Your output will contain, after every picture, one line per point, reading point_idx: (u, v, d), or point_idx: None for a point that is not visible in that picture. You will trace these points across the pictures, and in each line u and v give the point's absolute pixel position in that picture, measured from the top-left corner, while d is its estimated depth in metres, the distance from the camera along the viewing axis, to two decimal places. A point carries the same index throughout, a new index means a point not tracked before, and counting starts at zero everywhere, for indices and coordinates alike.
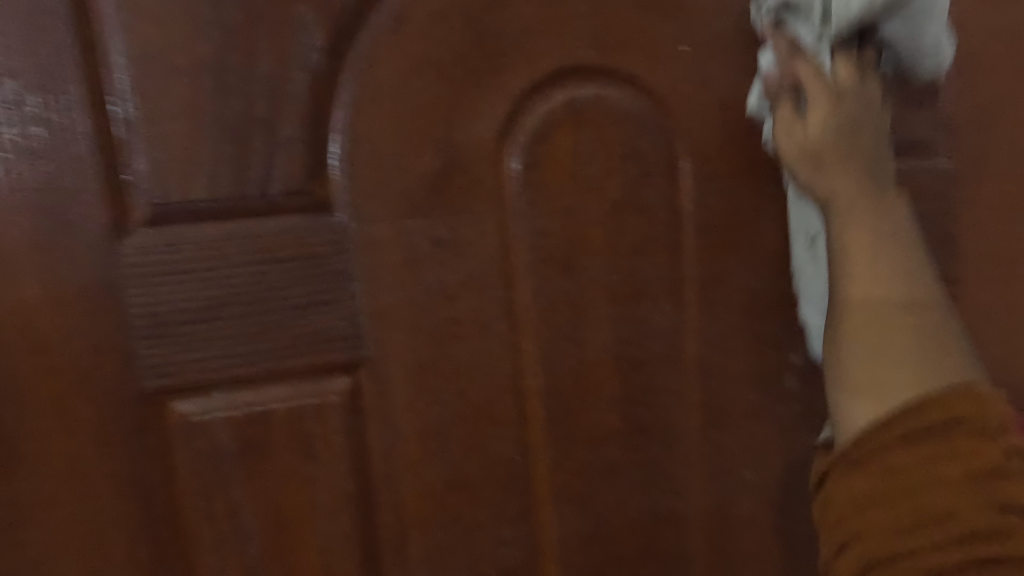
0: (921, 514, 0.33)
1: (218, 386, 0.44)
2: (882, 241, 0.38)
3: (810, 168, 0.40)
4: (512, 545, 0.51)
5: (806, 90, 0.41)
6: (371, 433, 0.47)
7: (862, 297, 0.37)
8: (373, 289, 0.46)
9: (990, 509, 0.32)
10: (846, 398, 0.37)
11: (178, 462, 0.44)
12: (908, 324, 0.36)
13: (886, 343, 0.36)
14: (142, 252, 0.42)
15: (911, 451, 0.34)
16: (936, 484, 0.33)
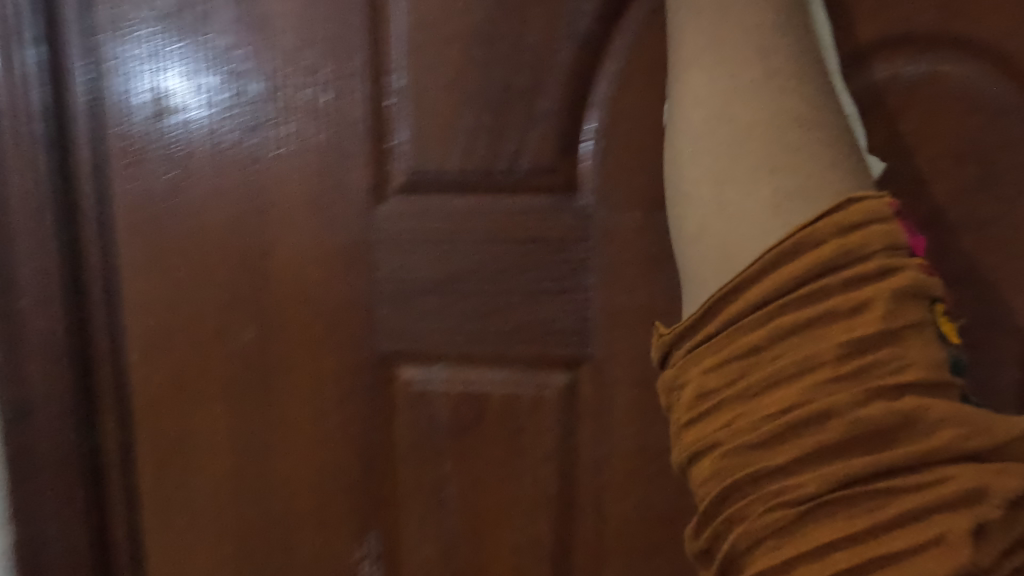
0: (786, 407, 0.25)
1: (442, 359, 0.44)
2: (757, 69, 0.30)
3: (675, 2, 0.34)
4: None
5: None
6: (585, 438, 0.43)
7: (710, 152, 0.30)
8: (610, 284, 0.41)
9: (873, 398, 0.25)
10: (697, 262, 0.30)
11: (397, 428, 0.45)
12: (784, 172, 0.28)
13: (738, 186, 0.29)
14: (396, 220, 0.43)
15: (782, 341, 0.26)
16: (775, 369, 0.26)
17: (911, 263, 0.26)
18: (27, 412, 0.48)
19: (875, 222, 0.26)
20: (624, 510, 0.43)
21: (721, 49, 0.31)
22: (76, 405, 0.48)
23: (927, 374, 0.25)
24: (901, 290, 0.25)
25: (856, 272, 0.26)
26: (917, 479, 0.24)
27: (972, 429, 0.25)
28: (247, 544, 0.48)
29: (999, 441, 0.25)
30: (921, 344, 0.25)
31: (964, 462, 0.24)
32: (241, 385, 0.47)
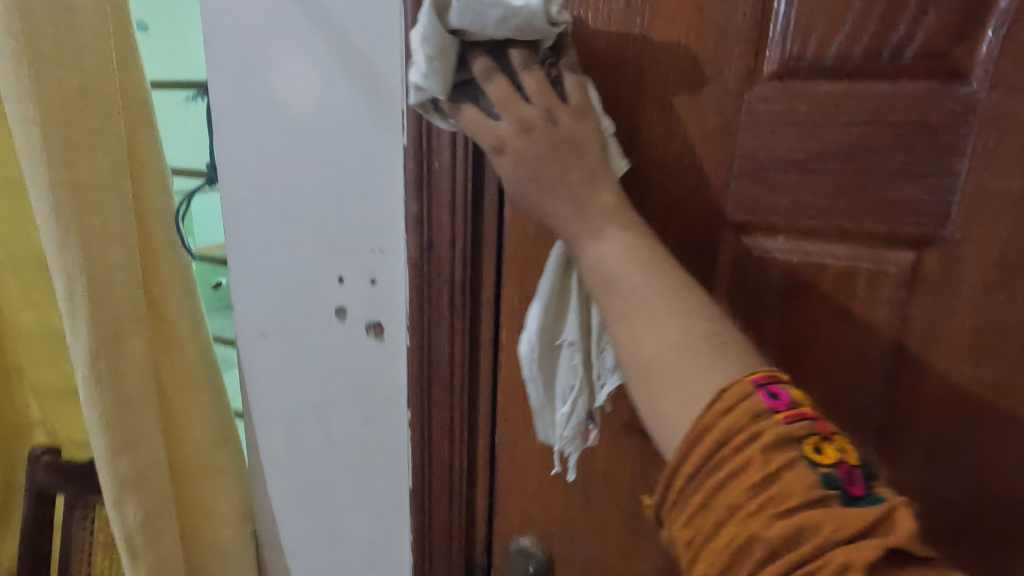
0: (728, 521, 0.37)
1: (785, 231, 0.51)
2: (643, 279, 0.44)
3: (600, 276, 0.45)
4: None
5: (553, 109, 0.46)
6: (919, 310, 0.49)
7: (663, 371, 0.41)
8: (982, 170, 0.44)
9: (770, 506, 0.35)
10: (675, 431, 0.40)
11: (725, 287, 0.53)
12: (696, 389, 0.40)
13: (686, 376, 0.40)
14: (761, 102, 0.48)
15: (711, 480, 0.38)
16: (711, 493, 0.38)
17: (772, 418, 0.37)
18: (432, 251, 0.63)
19: (744, 396, 0.38)
20: (945, 381, 0.49)
21: (628, 289, 0.44)
22: (468, 249, 0.63)
23: (805, 494, 0.35)
24: (774, 442, 0.36)
25: (743, 429, 0.37)
26: (808, 553, 0.34)
27: (843, 522, 0.35)
28: None
29: (864, 524, 0.34)
30: (794, 472, 0.36)
31: (836, 541, 0.34)
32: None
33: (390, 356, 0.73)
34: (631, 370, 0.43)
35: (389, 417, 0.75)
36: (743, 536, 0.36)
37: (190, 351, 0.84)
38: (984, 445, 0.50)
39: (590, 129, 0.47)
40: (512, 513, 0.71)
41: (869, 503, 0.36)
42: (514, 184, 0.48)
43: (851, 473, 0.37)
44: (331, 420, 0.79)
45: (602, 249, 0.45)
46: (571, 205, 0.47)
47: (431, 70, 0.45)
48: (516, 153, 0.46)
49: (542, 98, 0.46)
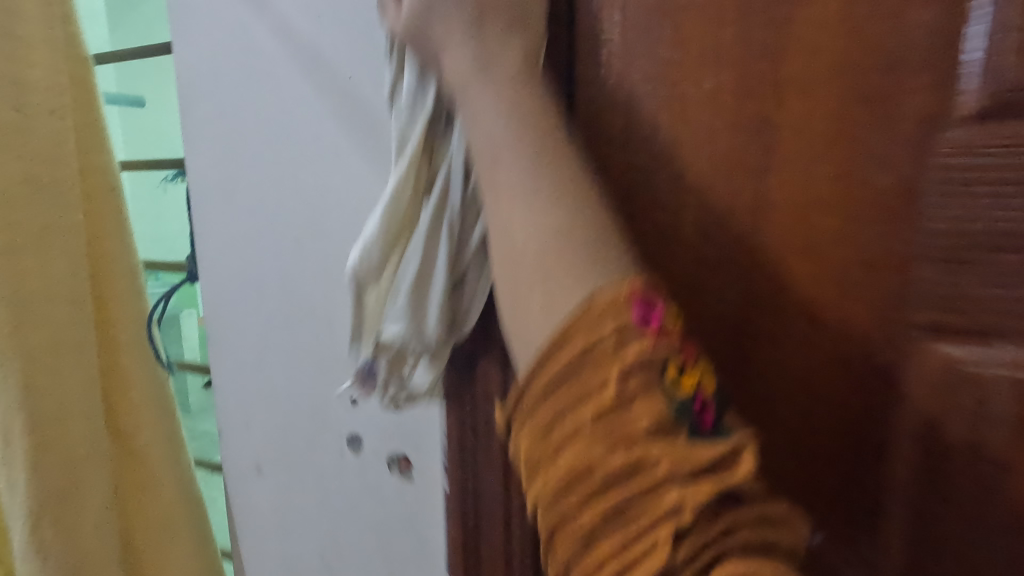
0: (568, 468, 0.28)
1: (1012, 338, 0.35)
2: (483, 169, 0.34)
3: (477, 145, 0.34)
4: None
5: None
6: None
7: (529, 268, 0.31)
8: None
9: (580, 429, 0.28)
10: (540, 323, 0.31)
11: (927, 420, 0.38)
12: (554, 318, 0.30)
13: (529, 283, 0.31)
14: (961, 155, 0.35)
15: (550, 408, 0.29)
16: (602, 453, 0.27)
17: (637, 342, 0.28)
18: (478, 368, 0.48)
19: (608, 295, 0.29)
20: None
21: (506, 195, 0.33)
22: None
23: (654, 420, 0.28)
24: (631, 368, 0.28)
25: (592, 355, 0.29)
26: (647, 487, 0.27)
27: (687, 455, 0.27)
28: None
29: (721, 475, 0.28)
30: (645, 397, 0.28)
31: (680, 484, 0.27)
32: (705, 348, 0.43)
33: (421, 501, 0.55)
34: (500, 259, 0.33)
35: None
36: (586, 481, 0.28)
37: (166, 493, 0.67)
38: None
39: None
40: None
41: (715, 436, 0.29)
42: (427, 17, 0.36)
43: (708, 407, 0.29)
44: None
45: (482, 106, 0.34)
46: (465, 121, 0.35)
47: None
48: None
49: None
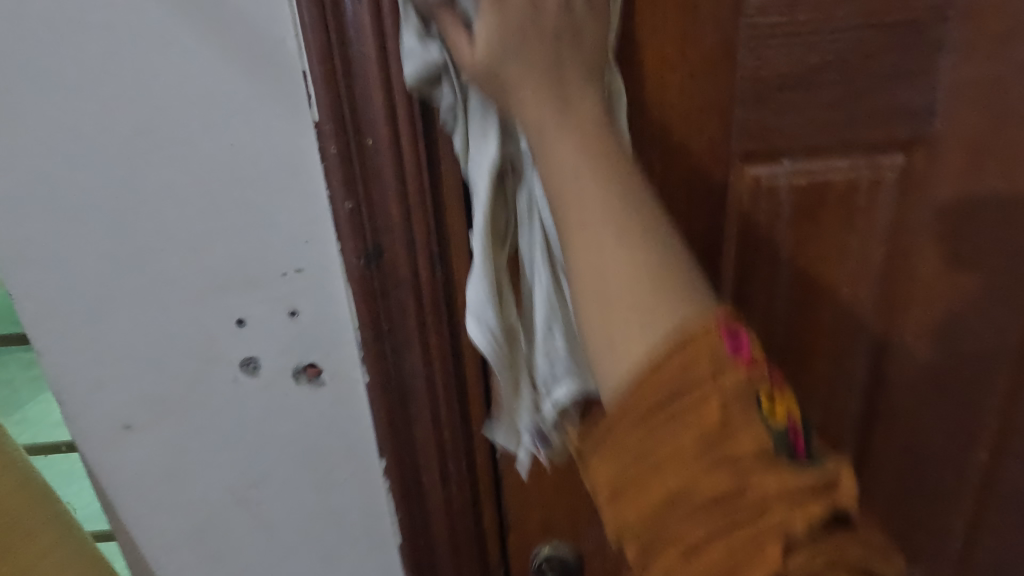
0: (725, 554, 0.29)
1: (790, 154, 0.48)
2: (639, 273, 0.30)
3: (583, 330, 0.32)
4: (1007, 331, 0.54)
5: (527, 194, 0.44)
6: (912, 208, 0.50)
7: (626, 425, 0.30)
8: (962, 63, 0.45)
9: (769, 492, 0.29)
10: (613, 363, 0.30)
11: (740, 223, 0.51)
12: (643, 505, 0.31)
13: (642, 460, 0.30)
14: (761, 15, 0.43)
15: (708, 542, 0.29)
16: (745, 524, 0.29)
17: (812, 494, 0.29)
18: (384, 257, 0.49)
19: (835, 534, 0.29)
20: (937, 265, 0.52)
21: (628, 347, 0.30)
22: (433, 245, 0.49)
23: (807, 523, 0.28)
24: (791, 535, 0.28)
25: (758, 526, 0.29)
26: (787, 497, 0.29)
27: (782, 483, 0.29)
28: None
29: (839, 503, 0.29)
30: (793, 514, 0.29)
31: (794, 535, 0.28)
32: None
33: (340, 404, 0.55)
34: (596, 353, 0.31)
35: (350, 476, 0.58)
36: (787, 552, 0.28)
37: (6, 482, 0.55)
38: (970, 318, 0.54)
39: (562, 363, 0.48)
40: (529, 523, 0.62)
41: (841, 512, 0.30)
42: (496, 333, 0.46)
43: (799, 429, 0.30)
44: (267, 499, 0.60)
45: (608, 359, 0.31)
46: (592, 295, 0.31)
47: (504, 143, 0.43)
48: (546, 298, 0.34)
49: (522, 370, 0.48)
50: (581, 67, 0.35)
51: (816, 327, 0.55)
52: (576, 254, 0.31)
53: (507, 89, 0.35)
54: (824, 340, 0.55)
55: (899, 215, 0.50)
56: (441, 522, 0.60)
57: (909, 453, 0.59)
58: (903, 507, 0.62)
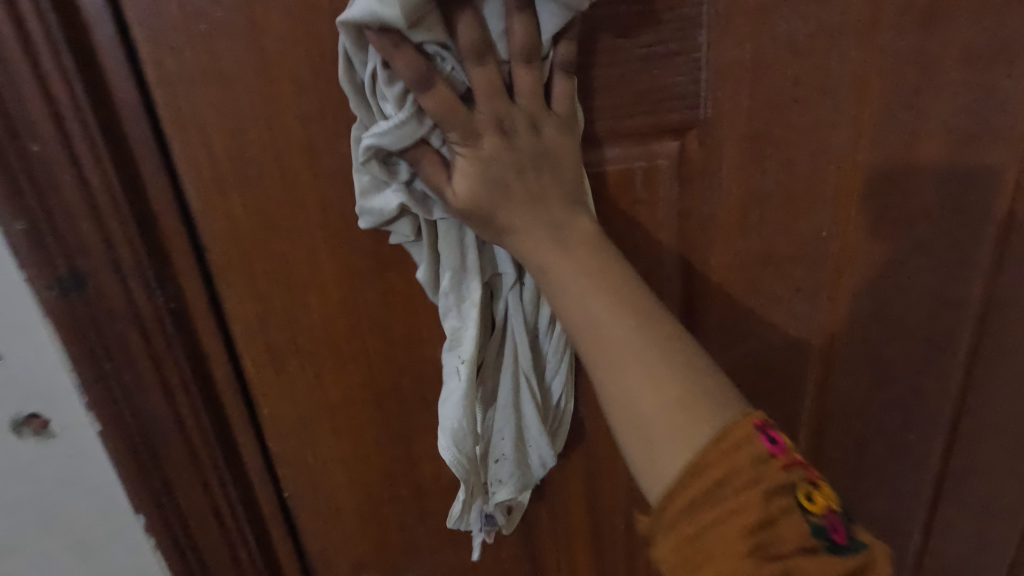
0: (728, 509, 0.30)
1: None
2: (594, 288, 0.35)
3: (536, 268, 0.36)
4: (804, 319, 0.53)
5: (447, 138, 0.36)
6: (696, 198, 0.46)
7: (653, 431, 0.32)
8: (720, 42, 0.41)
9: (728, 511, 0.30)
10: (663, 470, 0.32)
11: None
12: (670, 431, 0.31)
13: (665, 444, 0.32)
14: None
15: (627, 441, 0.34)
16: (714, 499, 0.30)
17: (780, 469, 0.30)
18: (87, 286, 0.41)
19: (791, 521, 0.30)
20: (728, 259, 0.49)
21: (558, 275, 0.35)
22: (147, 267, 0.41)
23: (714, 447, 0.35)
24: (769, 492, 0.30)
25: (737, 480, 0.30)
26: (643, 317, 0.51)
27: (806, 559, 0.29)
28: (376, 374, 0.48)
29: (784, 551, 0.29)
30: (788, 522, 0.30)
31: (775, 550, 0.29)
32: (324, 204, 0.42)
33: (80, 457, 0.47)
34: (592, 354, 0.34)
35: (112, 534, 0.50)
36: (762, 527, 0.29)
37: None
38: (770, 309, 0.52)
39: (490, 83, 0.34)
40: (339, 565, 0.56)
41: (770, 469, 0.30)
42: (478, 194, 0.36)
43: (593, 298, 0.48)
44: (15, 574, 0.51)
45: (579, 312, 0.35)
46: (540, 219, 0.36)
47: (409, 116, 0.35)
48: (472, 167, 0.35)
49: (475, 119, 0.35)
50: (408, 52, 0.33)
51: None
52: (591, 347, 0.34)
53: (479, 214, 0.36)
54: None
55: (684, 206, 0.47)
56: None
57: None
58: None
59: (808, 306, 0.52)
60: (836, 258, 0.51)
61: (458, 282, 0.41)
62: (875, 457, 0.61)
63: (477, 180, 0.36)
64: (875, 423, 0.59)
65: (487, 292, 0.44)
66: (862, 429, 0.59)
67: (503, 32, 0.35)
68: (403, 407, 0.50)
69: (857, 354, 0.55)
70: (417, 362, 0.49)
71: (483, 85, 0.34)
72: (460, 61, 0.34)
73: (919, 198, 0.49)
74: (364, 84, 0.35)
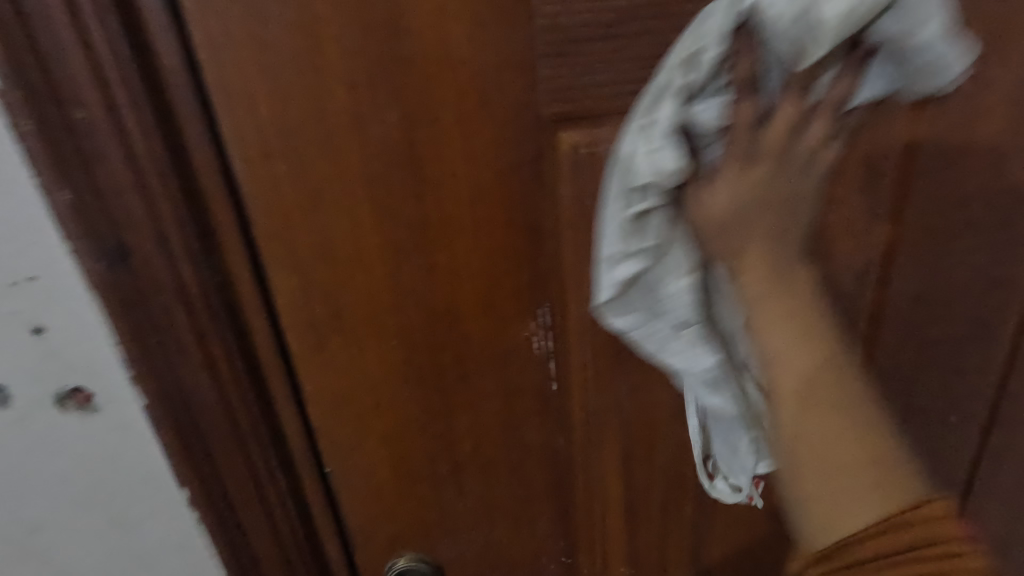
0: (908, 541, 0.36)
1: (608, 117, 0.42)
2: (818, 354, 0.35)
3: (755, 329, 0.35)
4: (851, 296, 0.51)
5: (743, 166, 0.33)
6: None
7: (822, 489, 0.36)
8: None
9: (896, 537, 0.36)
10: (810, 510, 0.37)
11: (560, 199, 0.44)
12: (860, 492, 0.36)
13: (845, 503, 0.36)
14: None
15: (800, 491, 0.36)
16: (896, 539, 0.36)
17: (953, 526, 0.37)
18: (132, 258, 0.40)
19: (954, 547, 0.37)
20: None
21: (777, 310, 0.35)
22: (193, 239, 0.40)
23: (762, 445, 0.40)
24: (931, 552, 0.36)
25: (908, 522, 0.36)
26: None
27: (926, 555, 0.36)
28: (418, 351, 0.48)
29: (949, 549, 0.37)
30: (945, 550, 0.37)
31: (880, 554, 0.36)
32: (371, 178, 0.41)
33: (120, 431, 0.46)
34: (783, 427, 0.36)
35: (151, 510, 0.50)
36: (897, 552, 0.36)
37: None
38: (816, 287, 0.50)
39: (741, 115, 0.32)
40: (375, 540, 0.56)
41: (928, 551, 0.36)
42: (708, 232, 0.35)
43: None
44: (58, 544, 0.51)
45: (785, 363, 0.35)
46: (783, 249, 0.35)
47: (720, 122, 0.33)
48: (733, 202, 0.34)
49: (726, 162, 0.33)
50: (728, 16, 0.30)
51: None
52: (786, 411, 0.36)
53: (705, 239, 0.35)
54: None
55: None
56: (268, 550, 0.52)
57: None
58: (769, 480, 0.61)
59: (855, 284, 0.51)
60: (888, 236, 0.49)
61: (661, 305, 0.39)
62: (914, 438, 0.60)
63: (738, 196, 0.34)
64: (913, 402, 0.58)
65: (701, 283, 0.38)
66: (900, 408, 0.58)
67: (831, 78, 0.31)
68: (444, 385, 0.49)
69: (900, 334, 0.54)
70: (459, 341, 0.48)
71: (747, 117, 0.32)
72: (773, 100, 0.32)
73: (977, 173, 0.47)
74: (692, 86, 0.32)
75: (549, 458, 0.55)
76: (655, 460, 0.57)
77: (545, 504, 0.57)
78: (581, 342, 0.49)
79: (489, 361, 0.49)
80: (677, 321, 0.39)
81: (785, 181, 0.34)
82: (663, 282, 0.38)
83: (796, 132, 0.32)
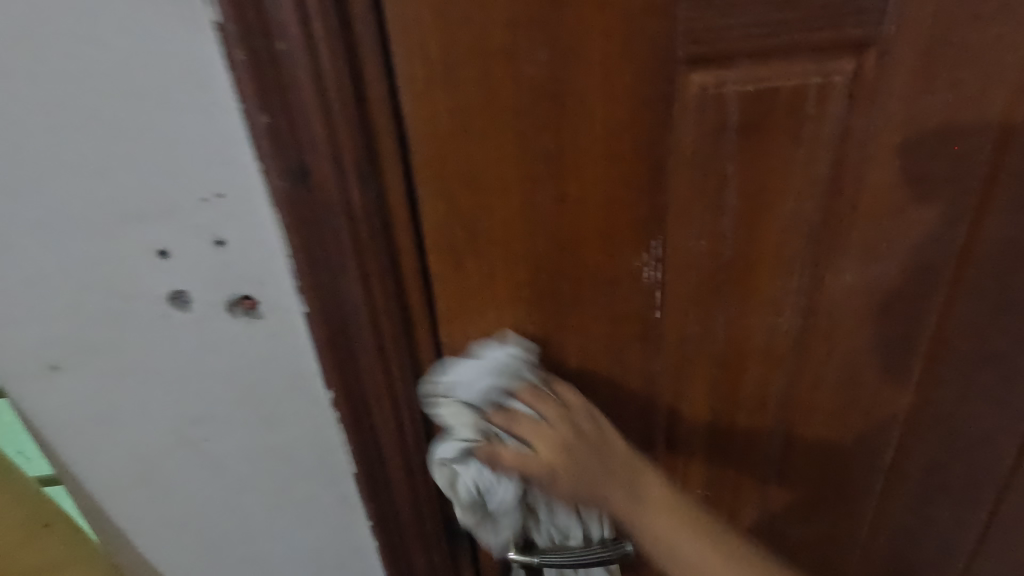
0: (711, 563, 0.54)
1: (737, 60, 0.45)
2: (626, 476, 0.54)
3: (592, 494, 0.54)
4: (943, 242, 0.55)
5: (535, 467, 0.51)
6: (860, 116, 0.48)
7: (664, 534, 0.54)
8: None
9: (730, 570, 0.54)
10: (668, 559, 0.54)
11: (685, 138, 0.48)
12: (675, 530, 0.54)
13: (682, 549, 0.54)
14: None
15: (648, 527, 0.54)
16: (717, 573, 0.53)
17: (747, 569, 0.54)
18: (310, 178, 0.45)
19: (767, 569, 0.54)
20: (880, 178, 0.51)
21: (617, 497, 0.53)
22: (363, 163, 0.46)
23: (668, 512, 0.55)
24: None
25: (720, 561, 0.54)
26: (746, 344, 0.59)
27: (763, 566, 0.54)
28: (542, 276, 0.53)
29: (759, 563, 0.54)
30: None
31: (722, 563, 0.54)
32: (520, 112, 0.46)
33: (279, 337, 0.53)
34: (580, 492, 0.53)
35: (297, 409, 0.57)
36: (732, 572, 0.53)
37: None
38: (911, 231, 0.54)
39: (550, 412, 0.51)
40: None
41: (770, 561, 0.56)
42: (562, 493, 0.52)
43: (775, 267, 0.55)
44: (215, 436, 0.59)
45: (628, 501, 0.54)
46: (603, 461, 0.53)
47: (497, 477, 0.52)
48: (568, 484, 0.52)
49: (545, 441, 0.50)
50: (526, 390, 0.51)
51: (764, 249, 0.54)
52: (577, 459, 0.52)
53: (587, 494, 0.53)
54: (771, 263, 0.55)
55: (847, 124, 0.49)
56: (394, 449, 0.60)
57: (848, 367, 0.62)
58: (841, 419, 0.65)
59: (950, 230, 0.54)
60: (984, 184, 0.52)
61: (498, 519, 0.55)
62: (992, 386, 0.63)
63: (569, 486, 0.52)
64: (996, 353, 0.61)
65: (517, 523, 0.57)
66: (981, 357, 0.61)
67: (492, 381, 0.51)
68: (560, 308, 0.55)
69: (992, 282, 0.57)
70: (578, 268, 0.53)
71: (513, 448, 0.50)
72: (492, 416, 0.50)
73: None
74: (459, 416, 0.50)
75: (645, 382, 0.60)
76: (740, 389, 0.62)
77: (635, 427, 0.63)
78: (687, 272, 0.54)
79: (603, 287, 0.54)
80: (504, 540, 0.57)
81: (592, 458, 0.53)
82: (505, 533, 0.56)
83: (581, 429, 0.52)
